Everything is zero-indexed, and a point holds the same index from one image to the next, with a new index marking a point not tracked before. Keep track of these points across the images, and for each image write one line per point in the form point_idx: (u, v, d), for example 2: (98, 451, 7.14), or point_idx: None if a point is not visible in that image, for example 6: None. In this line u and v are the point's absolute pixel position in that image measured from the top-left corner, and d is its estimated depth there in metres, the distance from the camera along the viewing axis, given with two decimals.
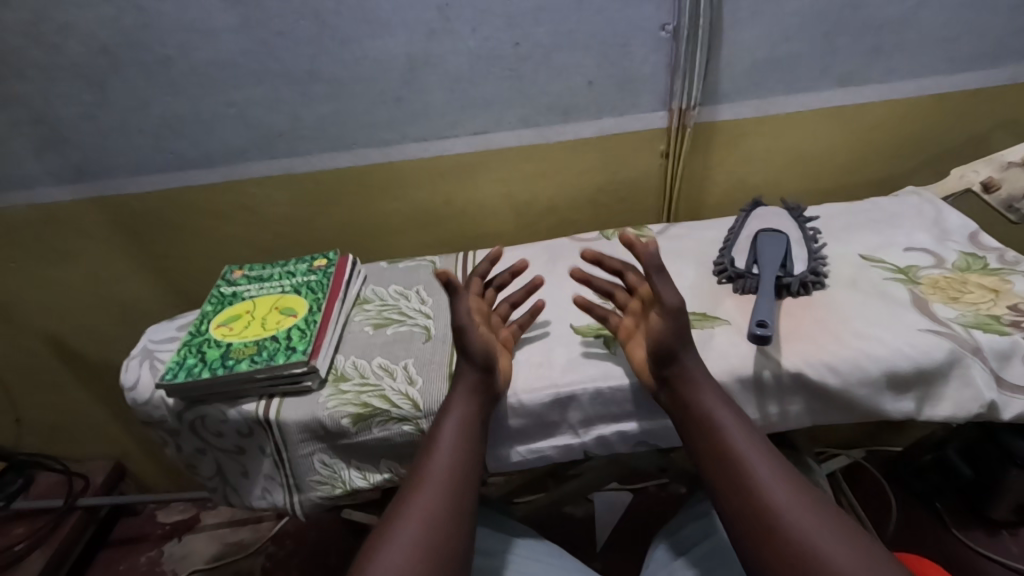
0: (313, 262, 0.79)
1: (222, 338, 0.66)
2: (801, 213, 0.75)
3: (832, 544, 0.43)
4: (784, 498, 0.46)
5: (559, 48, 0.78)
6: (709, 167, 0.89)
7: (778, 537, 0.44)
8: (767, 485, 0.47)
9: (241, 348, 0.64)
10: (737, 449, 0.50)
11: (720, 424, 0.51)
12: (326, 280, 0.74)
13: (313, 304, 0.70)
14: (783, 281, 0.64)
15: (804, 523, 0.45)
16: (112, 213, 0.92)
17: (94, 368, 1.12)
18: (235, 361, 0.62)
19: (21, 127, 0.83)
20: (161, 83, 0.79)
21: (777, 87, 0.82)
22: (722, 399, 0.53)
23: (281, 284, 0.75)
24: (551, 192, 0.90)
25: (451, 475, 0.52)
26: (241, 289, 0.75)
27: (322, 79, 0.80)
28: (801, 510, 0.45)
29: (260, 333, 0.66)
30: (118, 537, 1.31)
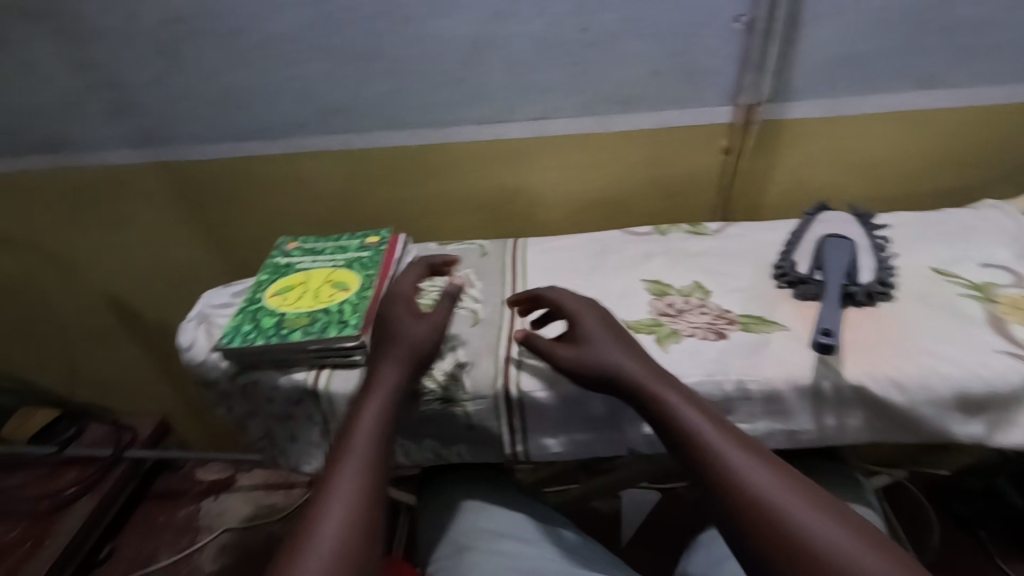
0: (365, 239, 0.79)
1: (276, 308, 0.67)
2: (870, 220, 0.72)
3: (845, 551, 0.39)
4: (789, 507, 0.41)
5: (626, 35, 0.76)
6: (771, 166, 0.85)
7: (786, 556, 0.40)
8: (768, 496, 0.42)
9: (294, 319, 0.65)
10: (721, 460, 0.45)
11: (698, 433, 0.47)
12: (378, 258, 0.75)
13: (364, 280, 0.70)
14: (848, 290, 0.62)
15: (815, 530, 0.40)
16: (173, 178, 0.95)
17: (147, 327, 1.17)
18: (290, 330, 0.63)
19: (94, 90, 0.86)
20: (229, 53, 0.81)
21: (852, 87, 0.78)
22: (693, 407, 0.49)
23: (333, 258, 0.75)
24: (606, 183, 0.89)
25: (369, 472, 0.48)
26: (295, 261, 0.76)
27: (384, 57, 0.80)
28: (810, 518, 0.41)
29: (313, 305, 0.67)
30: (158, 490, 1.36)
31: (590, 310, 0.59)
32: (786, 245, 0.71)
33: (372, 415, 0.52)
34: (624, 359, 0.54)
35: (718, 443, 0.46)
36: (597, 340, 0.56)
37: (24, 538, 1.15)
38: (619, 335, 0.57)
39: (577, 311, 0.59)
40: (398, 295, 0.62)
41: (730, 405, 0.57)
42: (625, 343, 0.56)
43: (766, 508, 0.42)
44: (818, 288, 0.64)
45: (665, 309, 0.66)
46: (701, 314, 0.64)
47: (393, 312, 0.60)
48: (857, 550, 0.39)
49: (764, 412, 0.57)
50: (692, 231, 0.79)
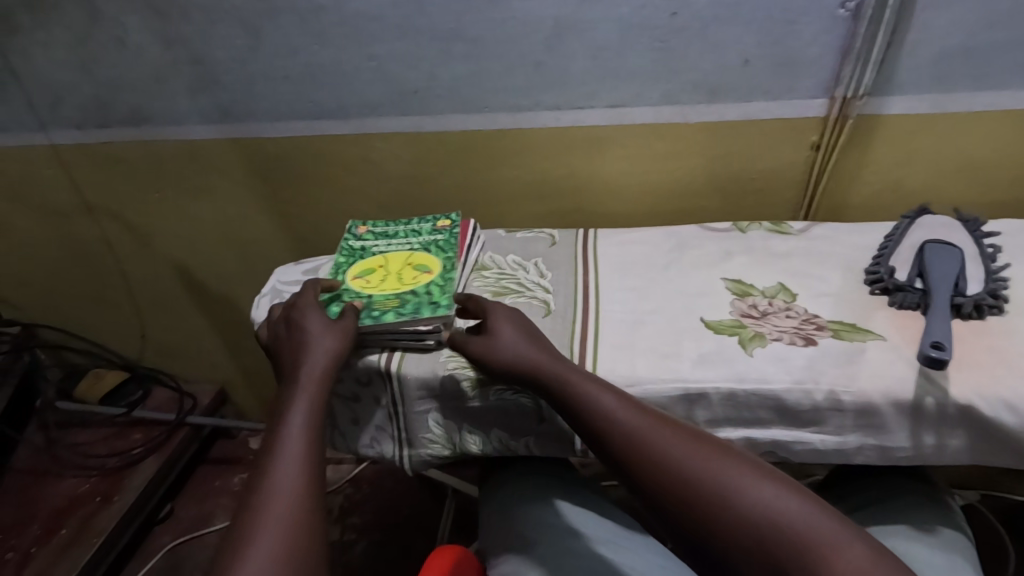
0: (437, 222, 0.79)
1: (362, 291, 0.67)
2: (977, 226, 0.66)
3: (744, 488, 0.41)
4: (690, 461, 0.44)
5: (719, 20, 0.72)
6: (862, 164, 0.81)
7: (688, 505, 0.42)
8: (670, 457, 0.44)
9: (383, 301, 0.65)
10: (628, 434, 0.47)
11: (604, 414, 0.49)
12: (454, 240, 0.74)
13: (445, 262, 0.70)
14: (954, 301, 0.57)
15: (718, 479, 0.42)
16: (246, 154, 0.96)
17: (213, 299, 1.20)
18: (381, 312, 0.63)
19: (178, 65, 0.88)
20: (310, 31, 0.81)
21: (965, 82, 0.72)
22: (597, 388, 0.51)
23: (408, 242, 0.75)
24: (681, 176, 0.85)
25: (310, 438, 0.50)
26: (369, 245, 0.76)
27: (464, 38, 0.78)
28: (712, 467, 0.43)
29: (398, 288, 0.67)
30: (215, 455, 1.42)
31: (504, 312, 0.60)
32: (882, 249, 0.66)
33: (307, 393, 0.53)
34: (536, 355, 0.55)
35: (623, 419, 0.48)
36: (512, 338, 0.57)
37: (95, 492, 1.21)
38: (529, 331, 0.58)
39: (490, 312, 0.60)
40: (299, 305, 0.62)
41: (818, 415, 0.54)
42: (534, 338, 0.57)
43: (668, 468, 0.44)
44: (921, 298, 0.59)
45: (747, 310, 0.63)
46: (787, 318, 0.61)
47: (304, 316, 0.60)
48: (755, 486, 0.41)
49: (855, 425, 0.54)
50: (774, 229, 0.75)
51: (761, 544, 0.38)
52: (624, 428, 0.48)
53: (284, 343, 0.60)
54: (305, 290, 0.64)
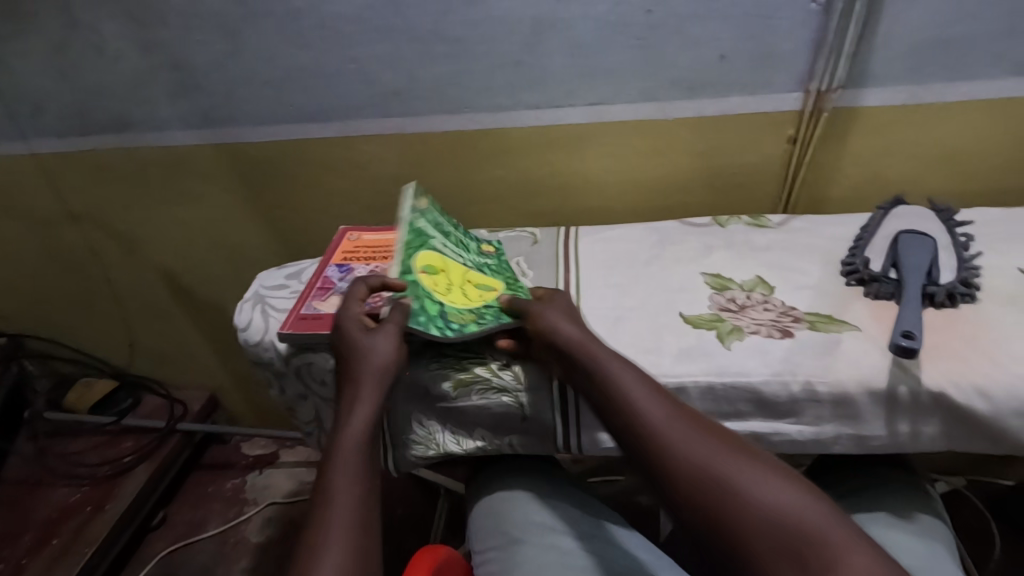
0: (482, 245, 0.75)
1: (434, 292, 0.62)
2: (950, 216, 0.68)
3: (761, 490, 0.40)
4: (710, 458, 0.42)
5: (695, 16, 0.72)
6: (840, 157, 0.81)
7: (703, 503, 0.41)
8: (692, 453, 0.43)
9: (460, 313, 0.61)
10: (650, 424, 0.47)
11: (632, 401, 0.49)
12: (506, 266, 0.72)
13: (509, 286, 0.67)
14: (927, 290, 0.58)
15: (731, 475, 0.41)
16: (229, 159, 0.96)
17: (200, 304, 1.20)
18: (462, 325, 0.59)
19: (158, 71, 0.88)
20: (288, 35, 0.81)
21: (938, 73, 0.73)
22: (630, 379, 0.51)
23: (464, 252, 0.70)
24: (662, 171, 0.86)
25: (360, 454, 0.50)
26: (433, 231, 0.68)
27: (443, 39, 0.79)
28: (725, 465, 0.42)
29: (467, 301, 0.63)
30: (208, 461, 1.41)
31: (553, 308, 0.60)
32: (859, 237, 0.67)
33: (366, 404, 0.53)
34: (581, 346, 0.55)
35: (649, 409, 0.48)
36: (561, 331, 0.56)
37: (87, 501, 1.21)
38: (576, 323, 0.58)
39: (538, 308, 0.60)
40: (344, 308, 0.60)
41: (796, 406, 0.55)
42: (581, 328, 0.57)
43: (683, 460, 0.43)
44: (896, 287, 0.60)
45: (725, 304, 0.64)
46: (764, 311, 0.62)
47: (346, 332, 0.58)
48: (770, 486, 0.40)
49: (832, 415, 0.54)
50: (753, 223, 0.76)
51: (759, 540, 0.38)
52: (646, 418, 0.47)
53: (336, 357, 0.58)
54: (355, 288, 0.61)
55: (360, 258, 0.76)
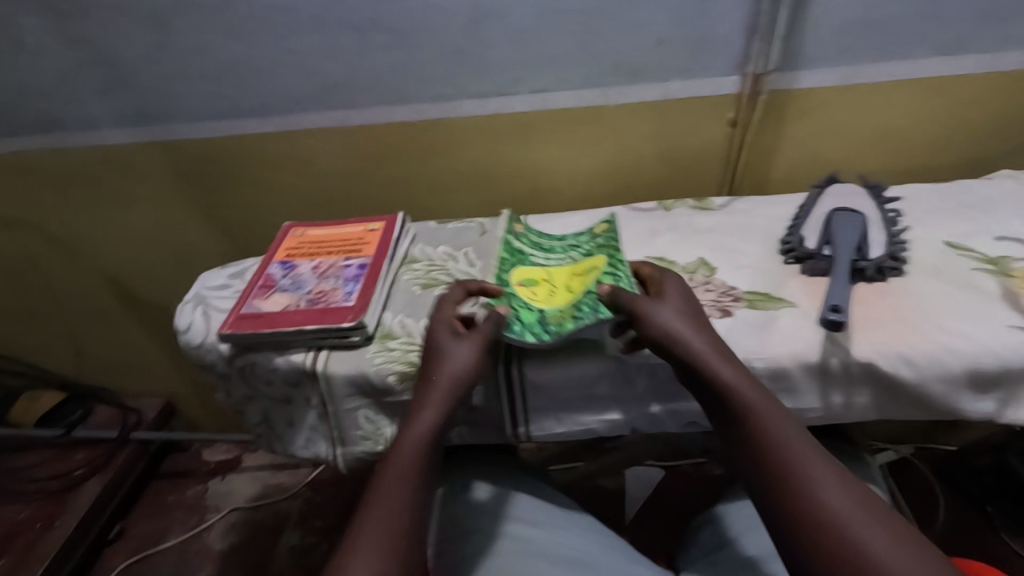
0: (593, 229, 0.71)
1: (530, 302, 0.60)
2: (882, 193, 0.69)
3: (863, 532, 0.40)
4: (822, 487, 0.43)
5: (631, 2, 0.73)
6: (780, 139, 0.83)
7: (804, 527, 0.42)
8: (804, 474, 0.44)
9: (558, 312, 0.58)
10: (754, 428, 0.47)
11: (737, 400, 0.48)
12: (615, 240, 0.67)
13: (614, 264, 0.63)
14: (857, 265, 0.60)
15: (828, 502, 0.42)
16: (168, 157, 0.93)
17: (149, 309, 1.16)
18: (561, 323, 0.56)
19: (86, 66, 0.84)
20: (221, 27, 0.78)
21: (867, 53, 0.75)
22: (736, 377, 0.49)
23: (572, 250, 0.68)
24: (610, 158, 0.86)
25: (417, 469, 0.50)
26: (528, 251, 0.69)
27: (380, 28, 0.77)
28: (815, 485, 0.43)
29: (570, 299, 0.60)
30: (167, 470, 1.38)
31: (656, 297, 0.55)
32: (795, 220, 0.69)
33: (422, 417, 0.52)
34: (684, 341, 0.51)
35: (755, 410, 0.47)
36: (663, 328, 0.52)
37: (37, 517, 1.17)
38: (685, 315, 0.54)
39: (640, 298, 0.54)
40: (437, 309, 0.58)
41: None
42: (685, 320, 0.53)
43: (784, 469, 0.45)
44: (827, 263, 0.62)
45: None
46: (706, 291, 0.63)
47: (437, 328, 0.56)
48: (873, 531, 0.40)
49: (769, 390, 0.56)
50: (697, 206, 0.77)
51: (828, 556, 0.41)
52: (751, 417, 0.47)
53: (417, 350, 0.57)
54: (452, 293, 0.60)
55: (304, 254, 0.74)
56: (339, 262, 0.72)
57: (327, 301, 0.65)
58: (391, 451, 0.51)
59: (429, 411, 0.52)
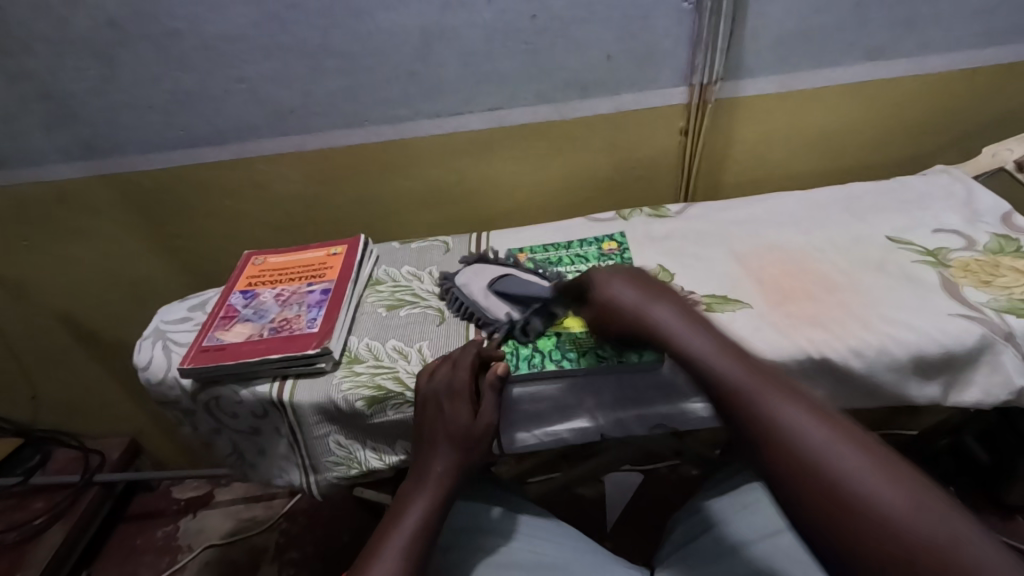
0: (602, 245, 0.74)
1: (546, 327, 0.62)
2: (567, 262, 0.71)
3: (839, 453, 0.35)
4: (782, 407, 0.39)
5: (578, 20, 0.75)
6: (730, 142, 0.86)
7: (779, 459, 0.37)
8: (752, 396, 0.40)
9: (575, 339, 0.60)
10: (706, 366, 0.45)
11: (719, 384, 0.43)
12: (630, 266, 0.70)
13: None
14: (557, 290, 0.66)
15: (792, 423, 0.37)
16: (119, 190, 0.91)
17: (107, 346, 1.13)
18: (579, 353, 0.59)
19: (28, 102, 0.82)
20: (169, 57, 0.78)
21: (803, 61, 0.79)
22: (688, 332, 0.48)
23: (579, 269, 0.71)
24: (567, 169, 0.88)
25: (418, 546, 0.50)
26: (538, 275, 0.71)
27: (332, 53, 0.77)
28: (776, 409, 0.39)
29: (586, 324, 0.62)
30: (134, 512, 1.33)
31: (620, 275, 0.57)
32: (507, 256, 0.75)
33: (428, 488, 0.54)
34: (639, 315, 0.52)
35: (739, 385, 0.42)
36: (632, 305, 0.53)
37: None
38: (648, 287, 0.55)
39: (602, 276, 0.57)
40: (442, 378, 0.56)
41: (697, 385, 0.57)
42: (641, 291, 0.54)
43: (740, 403, 0.41)
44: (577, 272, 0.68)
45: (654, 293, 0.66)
46: None
47: (454, 390, 0.55)
48: (837, 448, 0.35)
49: None
50: (654, 214, 0.79)
51: (908, 549, 0.31)
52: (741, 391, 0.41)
53: (423, 409, 0.56)
54: (451, 356, 0.58)
55: (265, 283, 0.73)
56: (303, 288, 0.71)
57: (291, 328, 0.64)
58: (405, 500, 0.54)
59: (440, 472, 0.54)
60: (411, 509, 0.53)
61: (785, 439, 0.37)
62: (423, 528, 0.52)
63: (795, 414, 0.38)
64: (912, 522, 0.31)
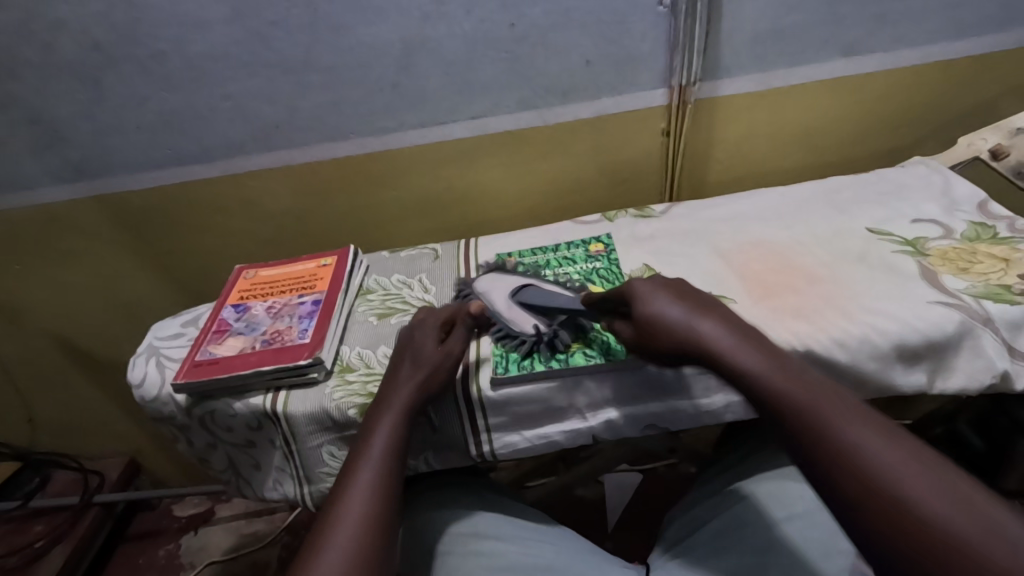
0: (589, 246, 0.75)
1: (535, 329, 0.63)
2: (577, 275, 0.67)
3: (899, 474, 0.36)
4: (836, 424, 0.40)
5: (556, 28, 0.76)
6: (712, 141, 0.87)
7: (841, 474, 0.38)
8: (804, 411, 0.41)
9: (563, 339, 0.61)
10: (754, 378, 0.45)
11: (764, 387, 0.44)
12: (616, 267, 0.71)
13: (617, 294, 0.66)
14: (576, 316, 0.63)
15: (848, 439, 0.39)
16: (110, 210, 0.92)
17: (103, 366, 1.13)
18: (568, 353, 0.60)
19: (16, 127, 0.83)
20: (154, 78, 0.79)
21: (779, 60, 0.80)
22: (733, 338, 0.49)
23: (566, 272, 0.71)
24: (553, 173, 0.89)
25: (388, 466, 0.51)
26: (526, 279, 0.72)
27: (316, 68, 0.79)
28: (830, 422, 0.40)
29: (574, 325, 0.63)
30: (136, 531, 1.32)
31: (653, 286, 0.55)
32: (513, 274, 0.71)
33: (395, 413, 0.54)
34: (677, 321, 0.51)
35: (786, 393, 0.43)
36: (668, 316, 0.52)
37: None
38: (684, 293, 0.54)
39: (641, 289, 0.55)
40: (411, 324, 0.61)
41: (684, 382, 0.58)
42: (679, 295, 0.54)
43: (794, 419, 0.42)
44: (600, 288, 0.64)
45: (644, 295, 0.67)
46: None
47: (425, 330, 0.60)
48: (898, 467, 0.37)
49: (718, 385, 0.58)
50: (639, 215, 0.80)
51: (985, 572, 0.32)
52: (779, 395, 0.43)
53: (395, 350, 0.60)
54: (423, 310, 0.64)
55: (257, 296, 0.74)
56: (294, 299, 0.72)
57: (282, 340, 0.65)
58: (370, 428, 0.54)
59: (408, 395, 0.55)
60: (378, 432, 0.53)
61: (842, 455, 0.38)
62: (392, 450, 0.52)
63: (849, 427, 0.39)
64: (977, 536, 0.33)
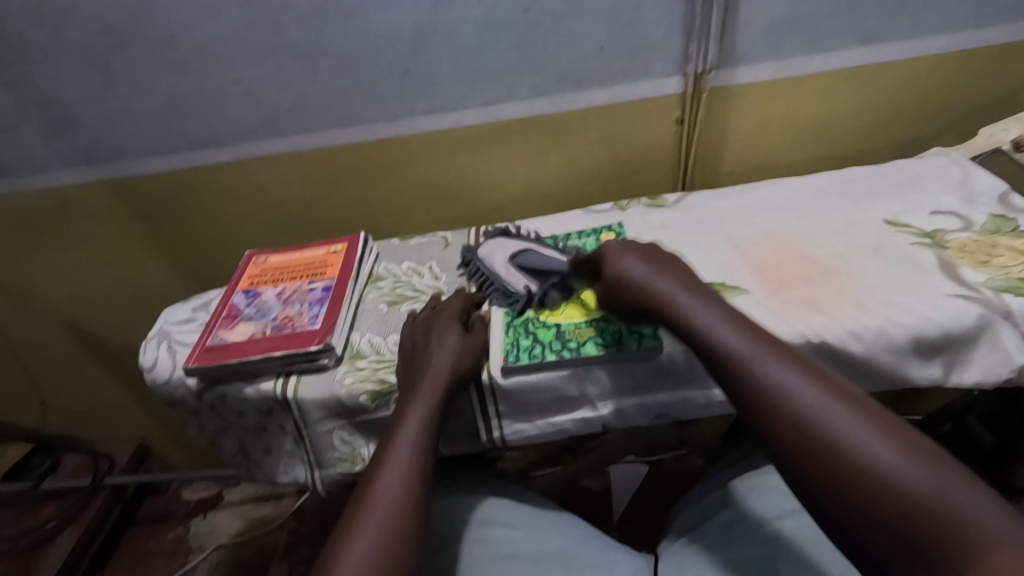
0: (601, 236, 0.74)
1: (545, 318, 0.63)
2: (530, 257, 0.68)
3: (854, 435, 0.38)
4: (800, 390, 0.41)
5: (569, 14, 0.75)
6: (726, 130, 0.86)
7: (794, 435, 0.40)
8: (761, 374, 0.43)
9: (574, 329, 0.61)
10: (714, 343, 0.47)
11: (720, 348, 0.46)
12: None
13: None
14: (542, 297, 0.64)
15: (807, 403, 0.40)
16: (120, 195, 0.92)
17: (113, 351, 1.14)
18: (579, 343, 0.59)
19: (27, 110, 0.83)
20: (164, 62, 0.78)
21: (796, 48, 0.79)
22: (699, 306, 0.50)
23: None
24: (564, 161, 0.88)
25: (423, 444, 0.52)
26: None
27: (327, 54, 0.78)
28: (785, 387, 0.41)
29: (585, 314, 0.63)
30: (145, 514, 1.34)
31: (626, 251, 0.58)
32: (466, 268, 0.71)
33: (430, 391, 0.55)
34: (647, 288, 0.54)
35: (740, 355, 0.45)
36: (641, 281, 0.55)
37: None
38: (656, 263, 0.56)
39: (613, 251, 0.58)
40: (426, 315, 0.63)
41: (697, 372, 0.58)
42: (653, 266, 0.56)
43: (751, 383, 0.43)
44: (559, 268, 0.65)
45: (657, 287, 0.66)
46: None
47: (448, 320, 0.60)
48: (852, 427, 0.38)
49: None
50: (651, 204, 0.79)
51: (935, 529, 0.34)
52: (744, 360, 0.44)
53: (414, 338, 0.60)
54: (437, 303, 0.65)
55: (267, 282, 0.74)
56: (304, 286, 0.72)
57: (293, 326, 0.65)
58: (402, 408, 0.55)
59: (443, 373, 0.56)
60: (412, 409, 0.54)
61: (796, 418, 0.40)
62: (426, 429, 0.53)
63: (802, 392, 0.41)
64: (928, 498, 0.35)
